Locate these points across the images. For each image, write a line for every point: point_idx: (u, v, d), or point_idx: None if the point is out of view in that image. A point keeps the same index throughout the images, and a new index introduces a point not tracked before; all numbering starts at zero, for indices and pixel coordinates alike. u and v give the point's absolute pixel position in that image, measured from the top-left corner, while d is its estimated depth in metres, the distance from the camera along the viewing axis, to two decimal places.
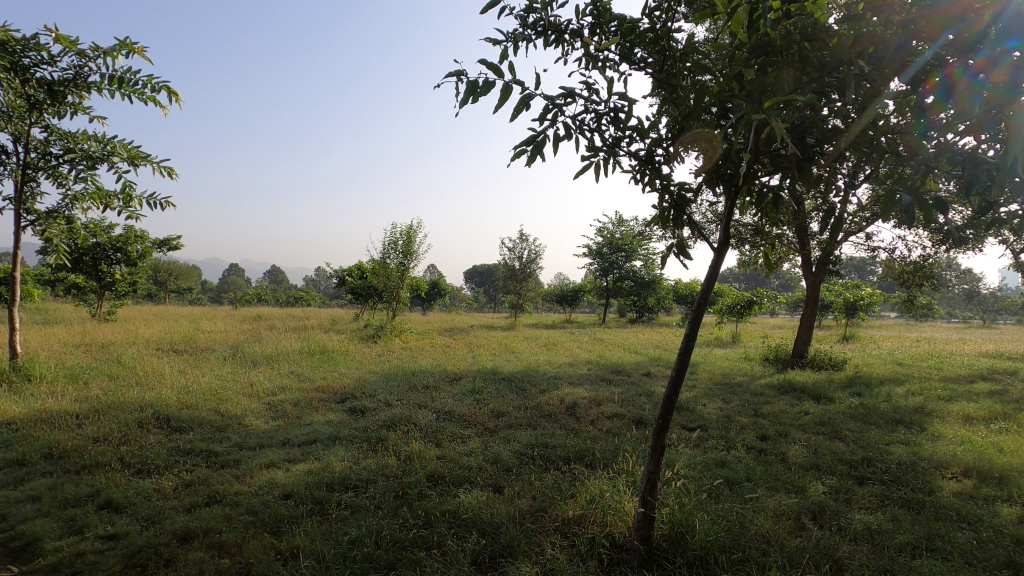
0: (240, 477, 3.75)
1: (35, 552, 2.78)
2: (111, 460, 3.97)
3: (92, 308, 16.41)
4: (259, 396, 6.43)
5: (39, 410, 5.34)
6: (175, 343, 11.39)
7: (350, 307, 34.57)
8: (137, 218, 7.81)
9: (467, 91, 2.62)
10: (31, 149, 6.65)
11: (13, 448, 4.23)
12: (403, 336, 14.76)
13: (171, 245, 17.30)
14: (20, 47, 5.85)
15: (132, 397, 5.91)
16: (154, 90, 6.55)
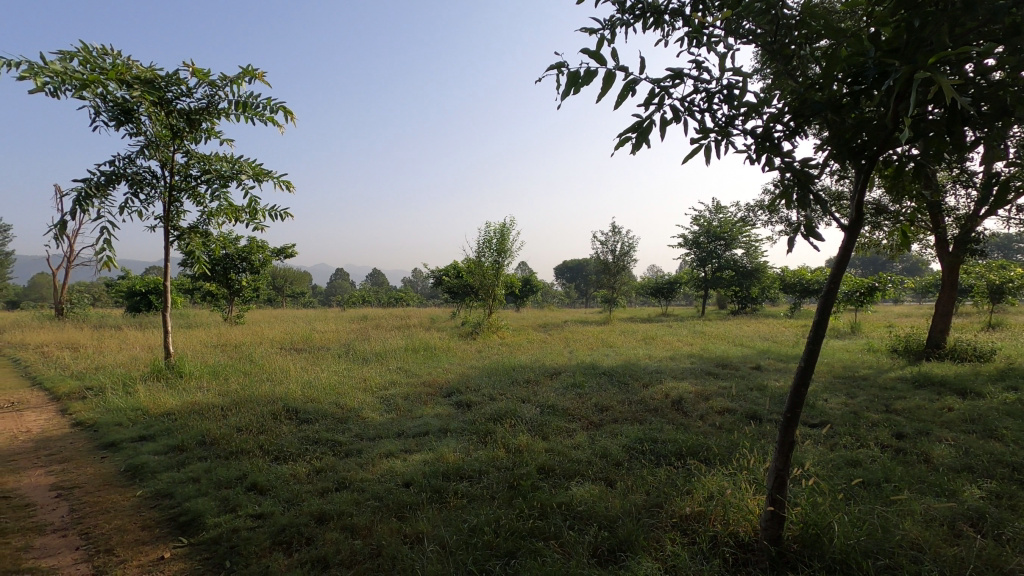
0: (363, 465, 4.01)
1: (199, 527, 3.15)
2: (253, 447, 4.41)
3: (224, 313, 18.36)
4: (373, 390, 6.84)
5: (191, 403, 6.04)
6: (295, 342, 12.43)
7: (447, 306, 35.81)
8: (261, 230, 8.61)
9: (569, 83, 2.62)
10: (175, 173, 7.53)
11: (174, 435, 4.84)
12: (500, 332, 15.06)
13: (287, 253, 18.88)
14: (164, 83, 6.65)
15: (264, 391, 6.53)
16: (273, 111, 7.17)
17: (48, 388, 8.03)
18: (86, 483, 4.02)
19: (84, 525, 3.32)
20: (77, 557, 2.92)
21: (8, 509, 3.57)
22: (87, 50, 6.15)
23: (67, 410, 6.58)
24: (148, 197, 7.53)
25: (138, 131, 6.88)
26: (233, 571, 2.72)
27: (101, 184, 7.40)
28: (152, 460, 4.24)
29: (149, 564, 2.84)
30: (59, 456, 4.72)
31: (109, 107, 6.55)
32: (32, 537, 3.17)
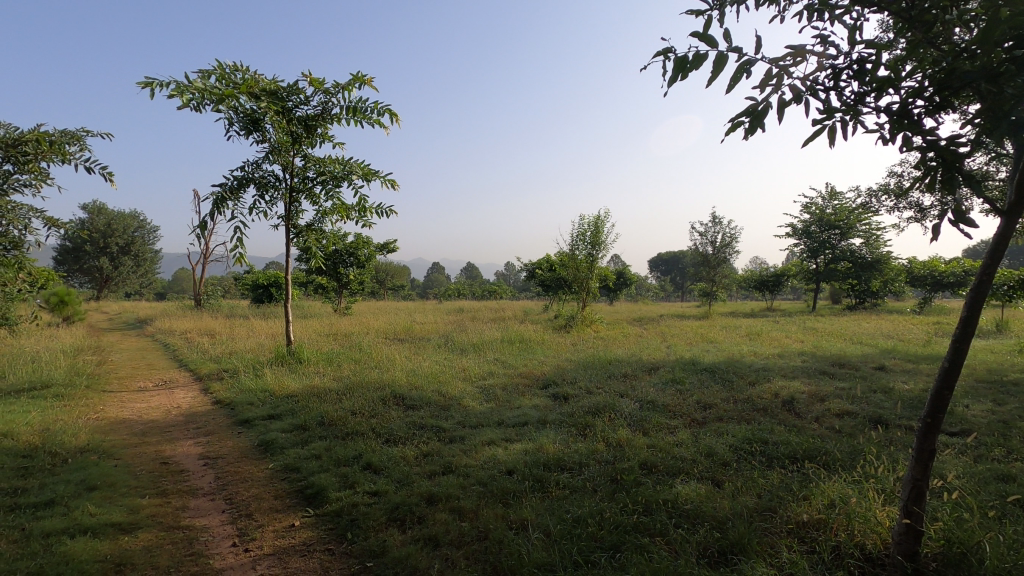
0: (467, 452, 4.17)
1: (323, 499, 3.45)
2: (366, 430, 4.73)
3: (334, 304, 19.77)
4: (472, 380, 7.07)
5: (311, 387, 6.60)
6: (398, 333, 13.12)
7: (539, 299, 36.03)
8: (369, 227, 9.16)
9: (676, 69, 2.54)
10: (294, 175, 8.20)
11: (298, 415, 5.31)
12: (594, 325, 14.91)
13: (389, 248, 19.95)
14: (286, 93, 7.26)
15: (374, 378, 6.97)
16: (380, 114, 7.59)
17: (192, 370, 9.11)
18: (227, 454, 4.53)
19: (227, 491, 3.75)
20: (224, 519, 3.31)
21: (168, 473, 4.11)
22: (222, 68, 6.87)
23: (208, 390, 7.44)
24: (272, 199, 8.27)
25: (264, 139, 7.57)
26: (354, 542, 2.95)
27: (233, 188, 8.24)
28: (280, 437, 4.69)
29: (283, 530, 3.16)
30: (204, 430, 5.35)
31: (240, 118, 7.27)
32: (188, 498, 3.64)
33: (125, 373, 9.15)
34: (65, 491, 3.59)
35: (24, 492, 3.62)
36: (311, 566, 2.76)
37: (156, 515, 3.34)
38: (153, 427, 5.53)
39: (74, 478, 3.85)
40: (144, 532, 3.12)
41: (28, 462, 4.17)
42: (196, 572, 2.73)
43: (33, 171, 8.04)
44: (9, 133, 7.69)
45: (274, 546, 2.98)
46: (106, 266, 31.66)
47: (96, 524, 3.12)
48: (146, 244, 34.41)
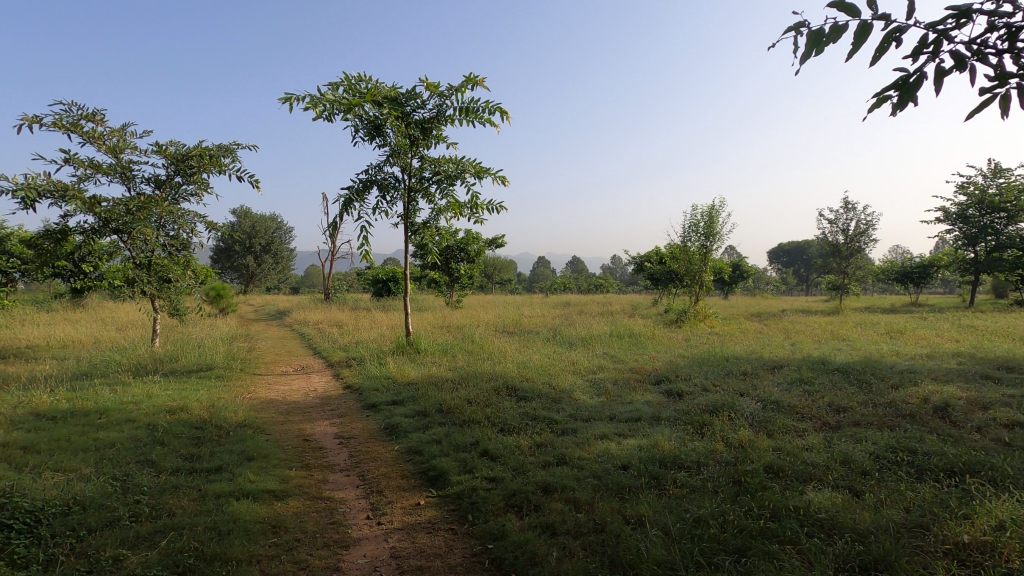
0: (580, 444, 4.19)
1: (445, 482, 3.66)
2: (482, 418, 4.92)
3: (447, 298, 20.70)
4: (582, 374, 7.07)
5: (429, 376, 6.99)
6: (507, 326, 13.44)
7: (649, 292, 35.07)
8: (480, 223, 9.47)
9: (809, 44, 2.36)
10: (412, 176, 8.68)
11: (418, 402, 5.65)
12: (708, 320, 14.24)
13: (497, 243, 20.47)
14: (404, 99, 7.71)
15: (486, 369, 7.22)
16: (491, 113, 7.81)
17: (324, 357, 10.03)
18: (358, 435, 4.94)
19: (360, 468, 4.10)
20: (359, 494, 3.63)
21: (309, 449, 4.58)
22: (349, 79, 7.45)
23: (339, 375, 8.15)
24: (392, 199, 8.82)
25: (385, 143, 8.08)
26: (475, 524, 3.10)
27: (359, 190, 8.91)
28: (404, 421, 5.03)
29: (409, 507, 3.40)
30: (337, 412, 5.88)
31: (365, 125, 7.84)
32: (327, 472, 4.03)
33: (271, 358, 10.30)
34: (230, 459, 4.14)
35: (199, 458, 4.23)
36: (436, 543, 2.95)
37: (302, 486, 3.74)
38: (295, 407, 6.18)
39: (235, 448, 4.42)
40: (293, 500, 3.51)
41: (200, 433, 4.85)
42: (337, 539, 3.02)
43: (197, 182, 9.29)
44: (178, 149, 8.94)
45: (403, 522, 3.21)
46: (252, 264, 35.72)
47: (255, 490, 3.56)
48: (284, 244, 38.26)
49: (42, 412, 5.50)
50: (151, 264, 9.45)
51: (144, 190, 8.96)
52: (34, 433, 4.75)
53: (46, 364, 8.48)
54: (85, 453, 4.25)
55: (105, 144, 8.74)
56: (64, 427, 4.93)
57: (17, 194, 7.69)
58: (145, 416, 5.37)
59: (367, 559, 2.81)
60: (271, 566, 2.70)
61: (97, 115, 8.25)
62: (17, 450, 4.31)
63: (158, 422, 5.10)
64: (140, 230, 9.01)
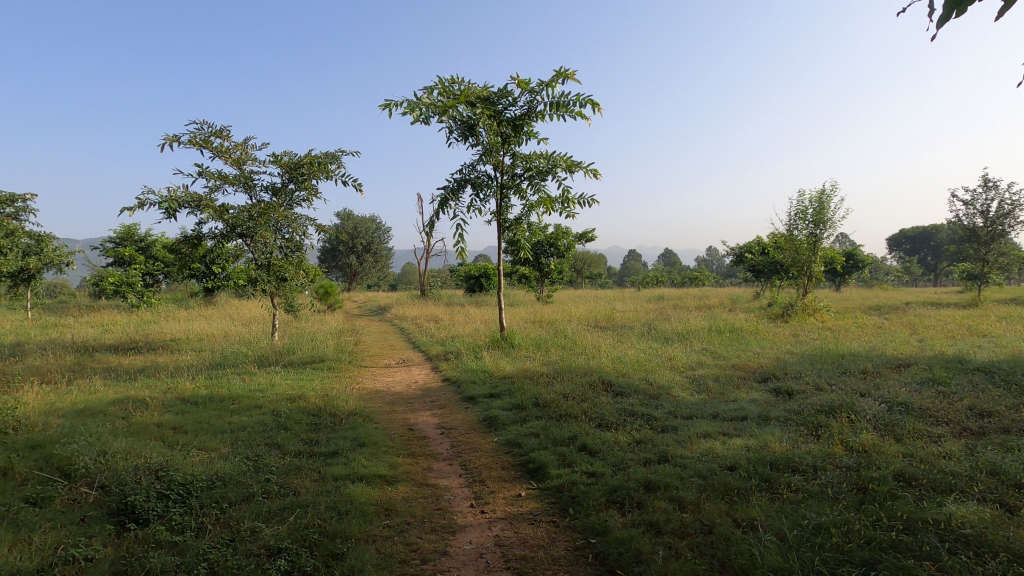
0: (681, 443, 4.06)
1: (545, 475, 3.71)
2: (578, 413, 4.92)
3: (537, 293, 20.85)
4: (680, 370, 6.84)
5: (523, 370, 7.08)
6: (599, 320, 13.29)
7: (750, 284, 33.17)
8: (572, 217, 9.44)
9: (947, 7, 2.15)
10: (504, 173, 8.81)
11: (515, 395, 5.76)
12: (819, 315, 13.20)
13: (588, 237, 20.29)
14: (496, 98, 7.85)
15: (581, 364, 7.19)
16: (582, 105, 7.74)
17: (423, 351, 10.48)
18: (459, 426, 5.12)
19: (462, 458, 4.26)
20: (462, 482, 3.77)
21: (414, 438, 4.81)
22: (443, 82, 7.71)
23: (438, 368, 8.49)
24: (486, 196, 9.01)
25: (478, 143, 8.28)
26: (576, 517, 3.12)
27: (454, 189, 9.20)
28: (501, 414, 5.14)
29: (511, 498, 3.48)
30: (438, 403, 6.13)
31: (458, 125, 8.08)
32: (432, 460, 4.22)
33: (374, 351, 10.93)
34: (344, 444, 4.45)
35: (317, 442, 4.59)
36: (539, 535, 3.00)
37: (410, 472, 3.95)
38: (399, 398, 6.53)
39: (348, 435, 4.75)
40: (402, 485, 3.71)
41: (317, 419, 5.27)
42: (444, 524, 3.15)
43: (308, 188, 10.04)
44: (292, 159, 9.73)
45: (505, 511, 3.29)
46: (354, 263, 38.10)
47: (368, 474, 3.81)
48: (382, 243, 40.40)
49: (187, 397, 6.23)
50: (270, 264, 10.36)
51: (264, 197, 9.84)
52: (181, 415, 5.39)
53: (187, 355, 9.58)
54: (222, 434, 4.77)
55: (231, 157, 9.69)
56: (205, 411, 5.56)
57: (162, 205, 8.75)
58: (270, 403, 5.92)
59: (473, 545, 2.91)
60: (386, 546, 2.88)
61: (224, 132, 9.18)
62: (169, 430, 4.92)
63: (281, 409, 5.60)
64: (261, 233, 9.91)
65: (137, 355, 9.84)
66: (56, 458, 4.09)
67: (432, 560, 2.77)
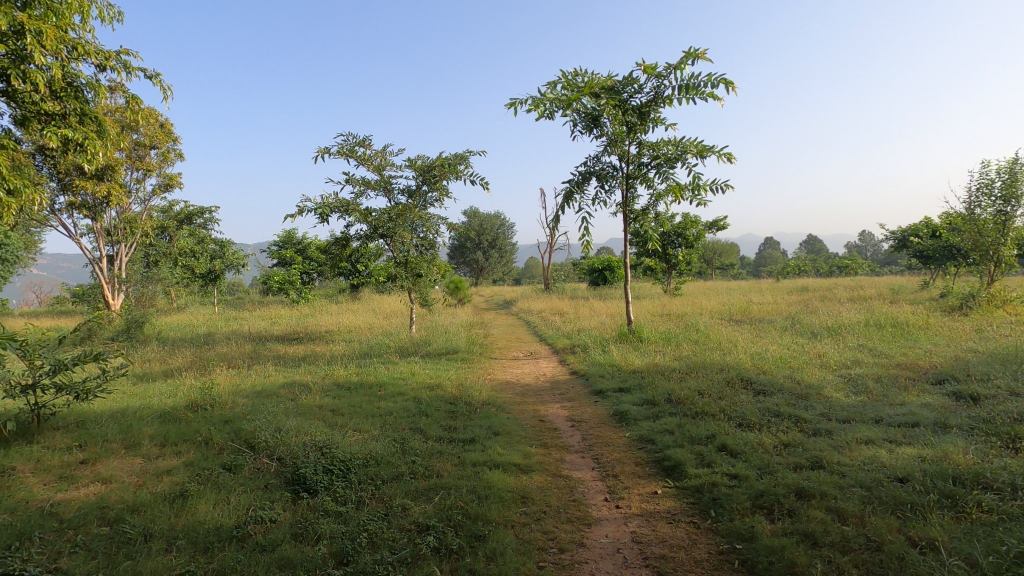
0: (838, 448, 3.69)
1: (682, 474, 3.58)
2: (716, 411, 4.67)
3: (664, 286, 20.12)
4: (832, 368, 6.20)
5: (654, 364, 6.89)
6: (734, 314, 12.47)
7: (916, 272, 29.05)
8: (703, 205, 8.96)
9: None
10: (630, 163, 8.60)
11: (646, 390, 5.62)
12: (1010, 307, 11.17)
13: (719, 225, 19.14)
14: (621, 86, 7.67)
15: (716, 359, 6.81)
16: (714, 86, 7.31)
17: (550, 344, 10.62)
18: (589, 419, 5.13)
19: (594, 451, 4.25)
20: (595, 476, 3.76)
21: (545, 429, 4.90)
22: (566, 76, 7.72)
23: (565, 361, 8.56)
24: (611, 187, 8.87)
25: (602, 134, 8.17)
26: (718, 521, 2.98)
27: (579, 182, 9.18)
28: (632, 409, 5.05)
29: (647, 495, 3.41)
30: (567, 396, 6.18)
31: (583, 118, 8.04)
32: (564, 452, 4.26)
33: (503, 344, 11.30)
34: (481, 432, 4.67)
35: (455, 429, 4.86)
36: (678, 534, 2.91)
37: (543, 462, 4.03)
38: (528, 389, 6.68)
39: (483, 423, 4.97)
40: (536, 474, 3.81)
41: (454, 408, 5.58)
42: (579, 516, 3.18)
43: (440, 188, 10.61)
44: (425, 162, 10.35)
45: (641, 508, 3.24)
46: (481, 259, 39.72)
47: (504, 461, 3.96)
48: (507, 239, 41.51)
49: (342, 383, 6.94)
50: (408, 261, 11.12)
51: (401, 200, 10.59)
52: (339, 399, 6.01)
53: (339, 346, 10.64)
54: (373, 418, 5.24)
55: (372, 164, 10.55)
56: (357, 396, 6.15)
57: (317, 211, 9.79)
58: (412, 390, 6.39)
59: (609, 539, 2.91)
60: (524, 532, 2.98)
61: (366, 141, 10.01)
62: (328, 412, 5.52)
63: (421, 397, 6.02)
64: (399, 233, 10.75)
65: (300, 345, 11.13)
66: (243, 432, 4.79)
67: (569, 550, 2.81)
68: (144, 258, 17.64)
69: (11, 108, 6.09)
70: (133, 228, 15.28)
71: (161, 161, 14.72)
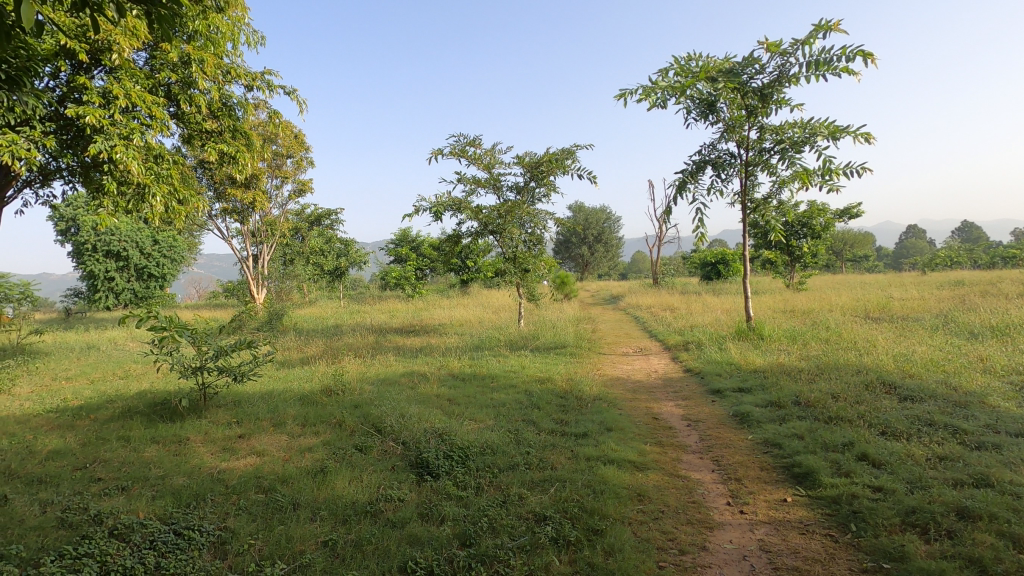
0: (1010, 465, 3.22)
1: (815, 482, 3.33)
2: (853, 417, 4.27)
3: (786, 280, 18.66)
4: (998, 373, 5.39)
5: (777, 364, 6.43)
6: (870, 310, 11.27)
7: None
8: (835, 191, 8.18)
9: None
10: (750, 149, 8.08)
11: (770, 391, 5.27)
12: None
13: (851, 213, 17.37)
14: (740, 68, 7.22)
15: (850, 360, 6.21)
16: (849, 59, 6.64)
17: (661, 340, 10.30)
18: (706, 419, 4.92)
19: (714, 453, 4.07)
20: (716, 478, 3.61)
21: (660, 427, 4.78)
22: (679, 62, 7.42)
23: (678, 358, 8.26)
24: (728, 176, 8.39)
25: (719, 120, 7.75)
26: (859, 536, 2.73)
27: (692, 172, 8.79)
28: (755, 410, 4.77)
29: (775, 502, 3.21)
30: (681, 394, 5.97)
31: (697, 105, 7.69)
32: (681, 452, 4.13)
33: (612, 339, 11.16)
34: (593, 427, 4.66)
35: (567, 423, 4.89)
36: (813, 547, 2.71)
37: (659, 461, 3.94)
38: (640, 386, 6.54)
39: (596, 418, 4.95)
40: (652, 473, 3.73)
41: (565, 401, 5.61)
42: (701, 518, 3.07)
43: (547, 184, 10.68)
44: (532, 158, 10.46)
45: (769, 515, 3.06)
46: (586, 254, 39.46)
47: (618, 458, 3.92)
48: (613, 233, 40.75)
49: (457, 374, 7.26)
50: (516, 257, 11.31)
51: (509, 197, 10.81)
52: (455, 389, 6.30)
53: (453, 338, 11.12)
54: (488, 408, 5.43)
55: (482, 163, 10.86)
56: (471, 386, 6.41)
57: (432, 210, 10.28)
58: (523, 383, 6.52)
59: (734, 545, 2.78)
60: (642, 530, 2.94)
61: (476, 141, 10.33)
62: (446, 400, 5.81)
63: (533, 390, 6.12)
64: (508, 229, 10.98)
65: (416, 337, 11.78)
66: (372, 416, 5.18)
67: (690, 552, 2.73)
68: (283, 256, 19.64)
69: (180, 129, 7.06)
70: (273, 230, 17.06)
71: (295, 169, 16.26)
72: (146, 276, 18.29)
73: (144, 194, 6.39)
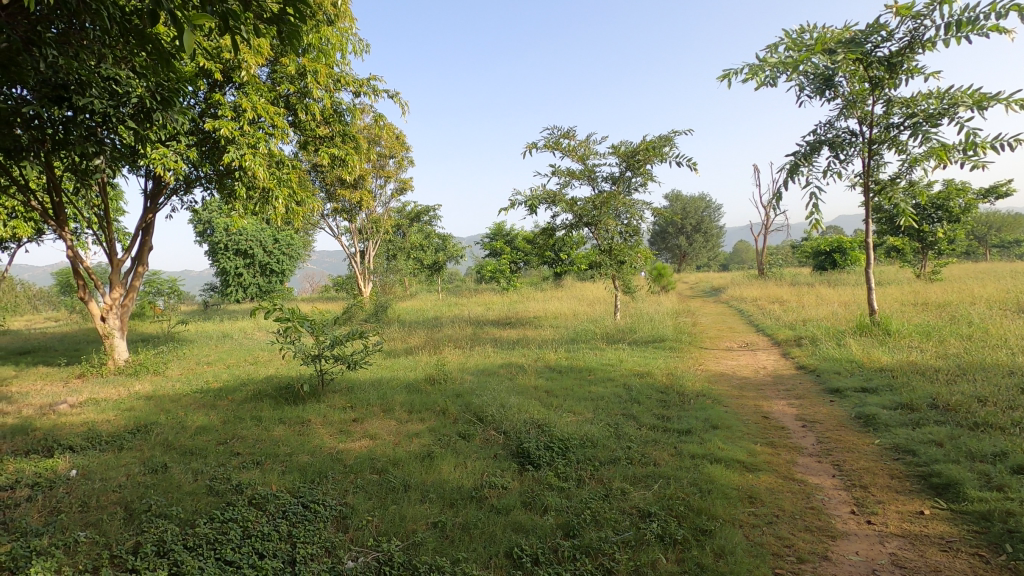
0: None
1: (959, 495, 2.98)
2: (1006, 423, 3.76)
3: (916, 269, 16.77)
4: None
5: (907, 362, 5.81)
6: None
7: None
8: (980, 167, 7.21)
9: None
10: (874, 125, 7.34)
11: (901, 393, 4.77)
12: None
13: (999, 192, 15.22)
14: (863, 37, 6.56)
15: (1000, 359, 5.47)
16: (1000, 16, 5.81)
17: (769, 335, 9.69)
18: (825, 420, 4.56)
19: (834, 456, 3.78)
20: (838, 484, 3.34)
21: (771, 427, 4.51)
22: (790, 36, 6.90)
23: (789, 354, 7.73)
24: (847, 156, 7.69)
25: (837, 96, 7.12)
26: (1017, 559, 2.41)
27: (806, 153, 8.14)
28: (883, 413, 4.34)
29: (909, 515, 2.92)
30: (794, 392, 5.58)
31: (812, 81, 7.10)
32: (796, 454, 3.87)
33: (714, 333, 10.66)
34: (697, 424, 4.49)
35: (669, 419, 4.75)
36: (958, 566, 2.43)
37: (772, 462, 3.72)
38: (747, 383, 6.19)
39: (700, 415, 4.76)
40: (764, 474, 3.53)
41: (666, 397, 5.45)
42: (821, 526, 2.86)
43: (644, 173, 10.38)
44: (628, 147, 10.21)
45: (902, 527, 2.79)
46: (684, 244, 37.94)
47: (726, 457, 3.75)
48: (713, 222, 38.80)
49: (553, 366, 7.29)
50: (612, 248, 11.11)
51: (605, 187, 10.64)
52: (552, 381, 6.34)
53: (547, 331, 11.18)
54: (586, 401, 5.41)
55: (577, 154, 10.78)
56: (568, 379, 6.42)
57: (527, 203, 10.38)
58: (621, 377, 6.42)
59: (862, 557, 2.56)
60: (755, 534, 2.79)
61: (570, 132, 10.26)
62: (544, 392, 5.87)
63: (631, 384, 6.01)
64: (603, 220, 10.82)
65: (512, 329, 11.97)
66: (473, 405, 5.36)
67: (810, 561, 2.55)
68: (386, 252, 20.75)
69: (298, 136, 7.69)
70: (378, 227, 18.07)
71: (397, 168, 17.10)
72: (269, 271, 20.06)
73: (268, 198, 7.04)
